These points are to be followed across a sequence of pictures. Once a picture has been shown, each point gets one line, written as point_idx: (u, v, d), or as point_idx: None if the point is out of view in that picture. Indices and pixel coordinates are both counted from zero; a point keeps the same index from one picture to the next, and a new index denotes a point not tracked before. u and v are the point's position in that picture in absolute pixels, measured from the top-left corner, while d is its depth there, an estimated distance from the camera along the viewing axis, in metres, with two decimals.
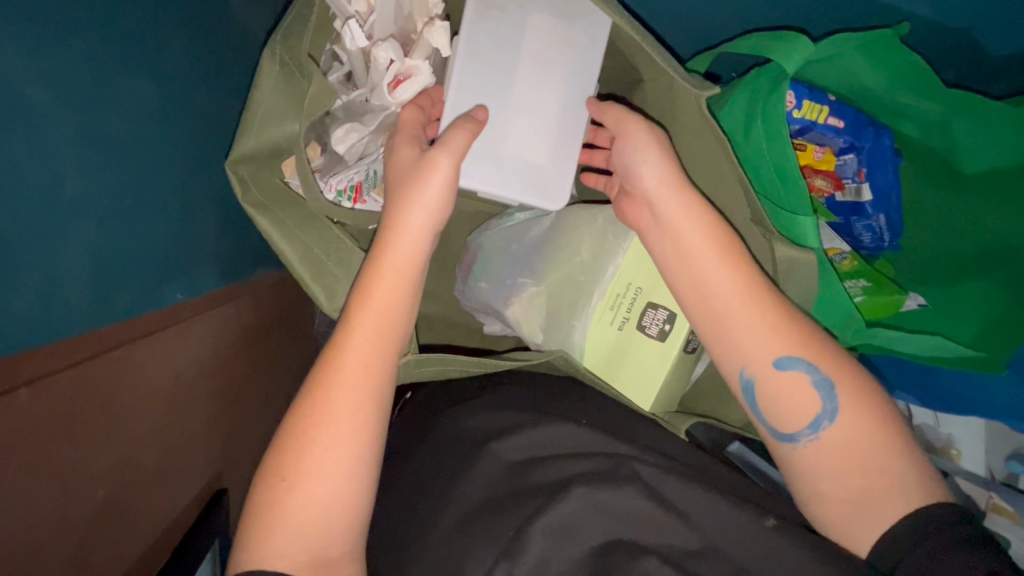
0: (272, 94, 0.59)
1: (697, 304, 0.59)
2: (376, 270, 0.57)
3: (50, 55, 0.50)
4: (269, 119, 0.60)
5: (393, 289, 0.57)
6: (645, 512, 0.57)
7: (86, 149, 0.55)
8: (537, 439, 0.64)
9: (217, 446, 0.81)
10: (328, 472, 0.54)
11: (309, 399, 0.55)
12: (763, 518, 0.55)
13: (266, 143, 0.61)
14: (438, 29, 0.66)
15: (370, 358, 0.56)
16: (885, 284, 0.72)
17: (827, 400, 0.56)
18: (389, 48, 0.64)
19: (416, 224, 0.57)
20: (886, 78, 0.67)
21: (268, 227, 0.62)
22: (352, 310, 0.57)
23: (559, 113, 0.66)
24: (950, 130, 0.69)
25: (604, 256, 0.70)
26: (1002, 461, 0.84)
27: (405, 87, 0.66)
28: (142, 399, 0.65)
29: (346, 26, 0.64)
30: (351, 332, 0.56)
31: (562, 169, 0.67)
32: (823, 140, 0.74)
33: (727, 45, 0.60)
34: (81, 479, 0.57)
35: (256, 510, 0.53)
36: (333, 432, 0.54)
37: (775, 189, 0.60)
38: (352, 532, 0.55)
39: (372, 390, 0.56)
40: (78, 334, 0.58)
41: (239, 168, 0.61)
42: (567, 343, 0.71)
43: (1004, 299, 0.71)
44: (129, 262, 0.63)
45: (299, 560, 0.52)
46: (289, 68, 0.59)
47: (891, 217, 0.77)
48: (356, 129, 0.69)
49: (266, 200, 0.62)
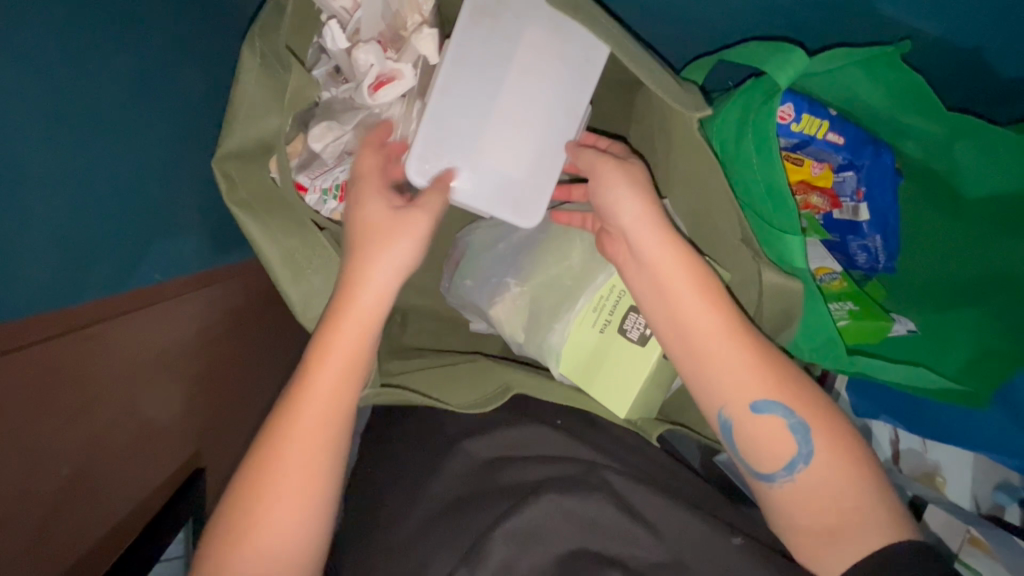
0: (254, 86, 0.57)
1: (676, 318, 0.58)
2: (349, 292, 0.57)
3: (15, 35, 0.50)
4: (254, 112, 0.58)
5: (374, 304, 0.57)
6: (608, 523, 0.56)
7: (49, 127, 0.55)
8: (510, 439, 0.64)
9: (197, 424, 0.82)
10: (300, 470, 0.54)
11: (290, 400, 0.56)
12: (730, 536, 0.55)
13: (251, 138, 0.58)
14: (426, 36, 0.65)
15: (349, 367, 0.56)
16: (873, 309, 0.70)
17: (803, 443, 0.55)
18: (370, 51, 0.64)
19: (391, 259, 0.58)
20: (886, 96, 0.65)
21: (250, 226, 0.59)
22: (332, 328, 0.56)
23: (545, 125, 0.65)
24: (952, 151, 0.67)
25: (593, 262, 0.68)
26: (989, 491, 0.83)
27: (387, 90, 0.65)
28: (113, 378, 0.65)
29: (329, 26, 0.64)
30: (329, 342, 0.56)
31: (540, 184, 0.66)
32: (821, 155, 0.72)
33: (725, 51, 0.58)
34: (40, 454, 0.57)
35: (231, 505, 0.54)
36: (306, 432, 0.55)
37: (763, 206, 0.58)
38: (315, 528, 0.55)
39: (348, 393, 0.57)
40: (46, 312, 0.58)
41: (225, 166, 0.58)
42: (543, 345, 0.68)
43: (994, 330, 0.70)
44: (102, 241, 0.63)
45: (274, 555, 0.53)
46: (269, 61, 0.57)
47: (888, 238, 0.74)
48: (335, 128, 0.68)
49: (251, 201, 0.60)
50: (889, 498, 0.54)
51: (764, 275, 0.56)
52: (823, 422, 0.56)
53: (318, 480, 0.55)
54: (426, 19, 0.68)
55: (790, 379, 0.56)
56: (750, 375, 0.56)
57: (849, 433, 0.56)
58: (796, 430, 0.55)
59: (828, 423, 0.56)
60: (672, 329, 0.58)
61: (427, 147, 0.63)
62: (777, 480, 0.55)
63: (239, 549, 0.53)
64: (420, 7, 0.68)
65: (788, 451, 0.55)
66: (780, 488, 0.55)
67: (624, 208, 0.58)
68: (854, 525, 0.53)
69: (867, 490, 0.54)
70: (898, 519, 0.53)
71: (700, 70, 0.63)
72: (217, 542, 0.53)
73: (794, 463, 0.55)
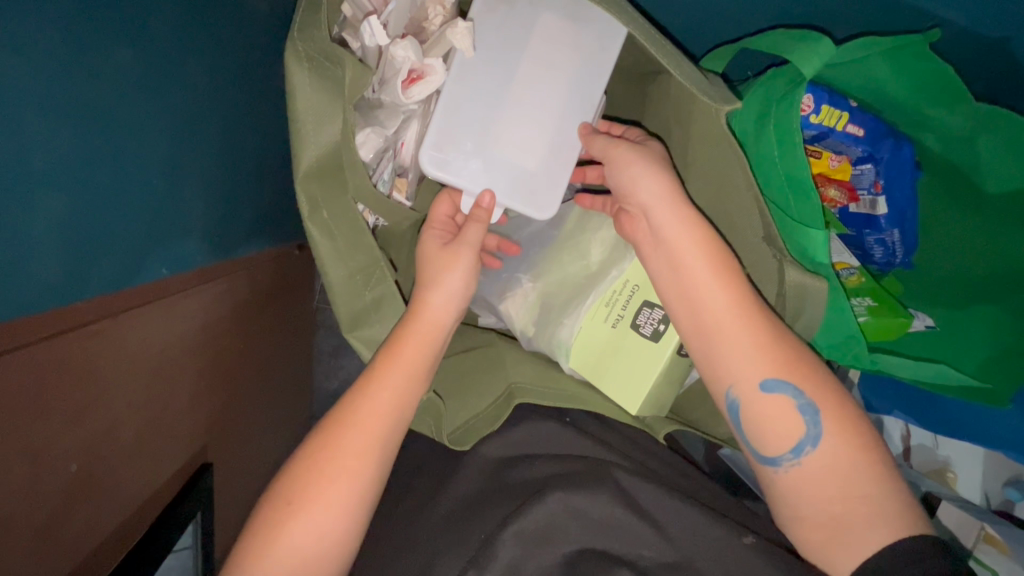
0: (313, 93, 0.55)
1: (700, 310, 0.56)
2: (416, 306, 0.59)
3: (20, 19, 0.48)
4: (321, 122, 0.56)
5: (441, 322, 0.60)
6: (616, 523, 0.55)
7: (54, 117, 0.53)
8: (520, 437, 0.64)
9: (203, 422, 0.81)
10: (355, 461, 0.55)
11: (359, 392, 0.57)
12: (742, 535, 0.54)
13: (324, 151, 0.56)
14: (462, 29, 0.60)
15: (415, 378, 0.58)
16: (891, 304, 0.69)
17: (810, 425, 0.54)
18: (408, 47, 0.61)
19: (450, 281, 0.61)
20: (911, 86, 0.63)
21: (322, 247, 0.59)
22: (407, 328, 0.58)
23: (562, 116, 0.63)
24: (975, 145, 0.65)
25: (612, 255, 0.67)
26: (1000, 487, 0.82)
27: (420, 87, 0.63)
28: (123, 373, 0.64)
29: (367, 22, 0.61)
30: (402, 339, 0.58)
31: (554, 177, 0.64)
32: (839, 148, 0.71)
33: (746, 42, 0.56)
34: (49, 451, 0.56)
35: (272, 495, 0.55)
36: (366, 429, 0.56)
37: (784, 198, 0.57)
38: (358, 517, 0.56)
39: (408, 400, 0.58)
40: (55, 309, 0.57)
41: (310, 187, 0.57)
42: (554, 339, 0.67)
43: (1009, 327, 0.69)
44: (106, 235, 0.61)
45: (316, 544, 0.53)
46: (317, 61, 0.54)
47: (905, 232, 0.73)
48: (377, 130, 0.65)
49: (332, 222, 0.59)
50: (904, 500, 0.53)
51: (786, 272, 0.55)
52: (836, 417, 0.54)
53: (363, 481, 0.55)
54: (450, 12, 0.66)
55: (806, 375, 0.55)
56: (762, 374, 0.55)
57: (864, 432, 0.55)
58: (804, 412, 0.54)
59: (843, 423, 0.54)
60: (692, 321, 0.57)
61: (439, 138, 0.63)
62: (781, 464, 0.54)
63: (276, 545, 0.52)
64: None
65: (795, 431, 0.54)
66: (785, 473, 0.54)
67: (642, 187, 0.57)
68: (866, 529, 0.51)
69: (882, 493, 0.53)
70: (916, 518, 0.51)
71: (720, 60, 0.61)
72: (254, 538, 0.53)
73: (797, 444, 0.54)
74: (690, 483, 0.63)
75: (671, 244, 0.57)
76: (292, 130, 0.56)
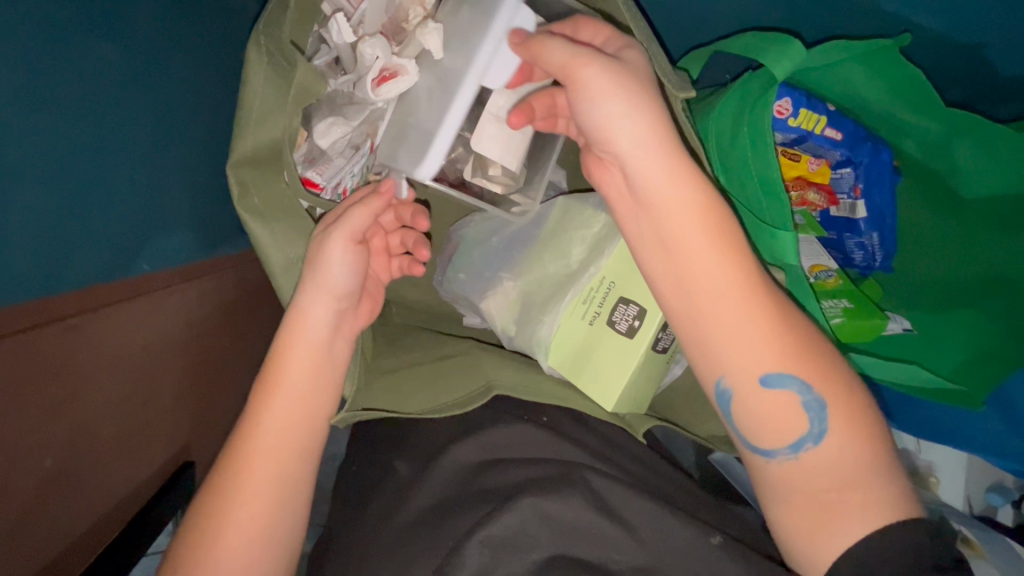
0: (262, 89, 0.56)
1: (687, 312, 0.54)
2: (295, 312, 0.57)
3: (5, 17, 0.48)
4: (264, 116, 0.57)
5: (324, 319, 0.58)
6: (590, 526, 0.55)
7: (38, 113, 0.53)
8: (490, 440, 0.63)
9: (184, 421, 0.80)
10: (275, 464, 0.56)
11: (260, 400, 0.57)
12: (710, 536, 0.54)
13: (263, 144, 0.57)
14: (430, 30, 0.61)
15: (319, 377, 0.58)
16: (868, 306, 0.69)
17: (815, 423, 0.51)
18: (376, 45, 0.62)
19: (326, 274, 0.57)
20: (888, 92, 0.64)
21: (259, 233, 0.58)
22: (290, 332, 0.57)
23: (450, 69, 0.61)
24: (952, 152, 0.66)
25: (591, 254, 0.66)
26: (980, 493, 0.82)
27: (390, 86, 0.62)
28: (99, 371, 0.64)
29: (335, 20, 0.61)
30: (289, 348, 0.57)
31: (430, 130, 0.61)
32: (818, 151, 0.72)
33: (722, 42, 0.57)
34: (19, 450, 0.56)
35: (218, 493, 0.55)
36: (275, 434, 0.56)
37: (756, 200, 0.57)
38: (290, 516, 0.57)
39: (314, 402, 0.58)
40: (31, 301, 0.57)
41: (241, 172, 0.57)
42: (534, 336, 0.67)
43: (993, 330, 0.69)
44: (86, 230, 0.61)
45: (256, 541, 0.55)
46: (274, 59, 0.55)
47: (885, 236, 0.74)
48: (339, 122, 0.66)
49: (263, 207, 0.58)
50: None
51: None
52: None
53: (289, 478, 0.57)
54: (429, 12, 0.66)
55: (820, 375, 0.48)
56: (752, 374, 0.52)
57: None
58: (810, 409, 0.51)
59: None
60: (691, 315, 0.54)
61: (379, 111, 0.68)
62: (777, 457, 0.52)
63: (219, 544, 0.54)
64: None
65: (797, 429, 0.51)
66: (779, 464, 0.52)
67: (623, 146, 0.51)
68: None
69: None
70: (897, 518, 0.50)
71: (699, 61, 0.62)
72: (201, 537, 0.54)
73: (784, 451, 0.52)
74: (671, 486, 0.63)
75: (661, 224, 0.53)
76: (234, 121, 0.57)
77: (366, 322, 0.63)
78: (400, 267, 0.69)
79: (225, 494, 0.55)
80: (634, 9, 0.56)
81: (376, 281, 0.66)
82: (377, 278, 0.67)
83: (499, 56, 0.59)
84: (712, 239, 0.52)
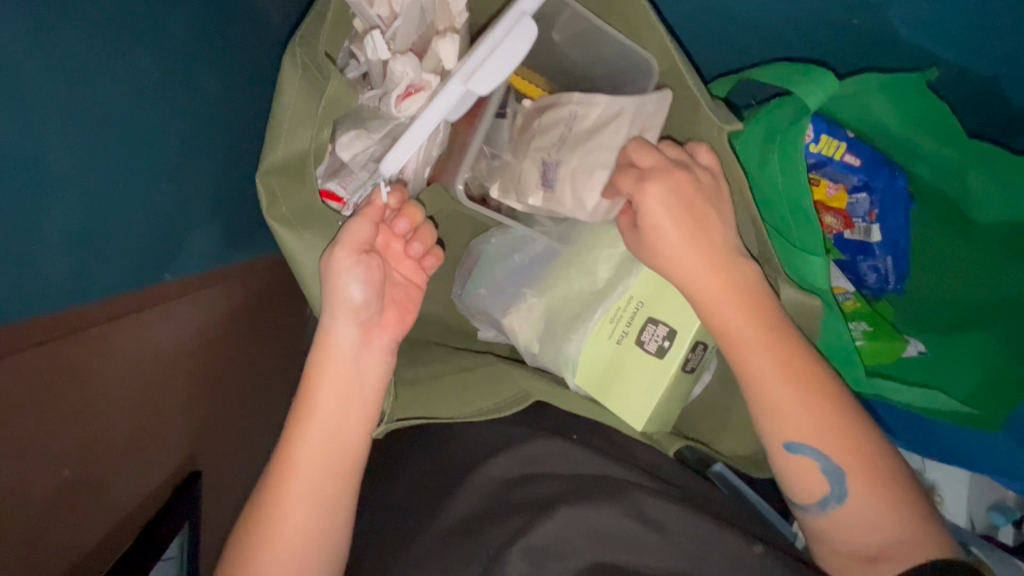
0: (295, 101, 0.54)
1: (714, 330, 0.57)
2: (326, 327, 0.57)
3: (42, 30, 0.49)
4: (297, 126, 0.55)
5: (349, 336, 0.57)
6: (625, 533, 0.56)
7: (72, 123, 0.53)
8: (525, 453, 0.64)
9: (198, 428, 0.79)
10: (313, 475, 0.56)
11: (299, 412, 0.58)
12: (753, 544, 0.54)
13: (295, 153, 0.55)
14: (448, 41, 0.60)
15: (350, 395, 0.58)
16: (885, 329, 0.72)
17: (834, 486, 0.54)
18: (407, 62, 0.59)
19: (347, 290, 0.56)
20: (907, 122, 0.66)
21: (289, 245, 0.56)
22: (321, 349, 0.57)
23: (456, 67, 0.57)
24: (966, 178, 0.68)
25: (619, 272, 0.67)
26: (984, 512, 0.83)
27: (413, 101, 0.60)
28: (117, 376, 0.63)
29: (370, 36, 0.58)
30: (319, 365, 0.57)
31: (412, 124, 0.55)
32: (836, 176, 0.72)
33: (751, 71, 0.58)
34: (41, 457, 0.55)
35: (262, 501, 0.56)
36: (314, 443, 0.57)
37: (786, 225, 0.59)
38: (333, 527, 0.57)
39: (351, 414, 0.58)
40: (57, 313, 0.56)
41: (269, 180, 0.55)
42: (559, 353, 0.67)
43: (1000, 354, 0.71)
44: (113, 238, 0.60)
45: (296, 548, 0.55)
46: (310, 70, 0.54)
47: (898, 260, 0.75)
48: (363, 136, 0.62)
49: (292, 216, 0.56)
50: (919, 518, 0.53)
51: (783, 291, 0.58)
52: (848, 438, 0.54)
53: (326, 489, 0.57)
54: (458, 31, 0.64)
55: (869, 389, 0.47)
56: (784, 385, 0.55)
57: (879, 451, 0.55)
58: (829, 475, 0.54)
59: (859, 445, 0.54)
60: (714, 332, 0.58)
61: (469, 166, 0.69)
62: (813, 511, 0.56)
63: (259, 554, 0.54)
64: (452, 19, 0.64)
65: (820, 489, 0.55)
66: (816, 519, 0.56)
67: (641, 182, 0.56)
68: (875, 537, 0.53)
69: (897, 514, 0.53)
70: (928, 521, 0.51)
71: (723, 88, 0.63)
72: (243, 544, 0.55)
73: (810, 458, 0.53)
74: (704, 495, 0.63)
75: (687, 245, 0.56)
76: (266, 129, 0.55)
77: (399, 332, 0.61)
78: (429, 267, 0.64)
79: (268, 502, 0.56)
80: (682, 52, 0.59)
81: (403, 286, 0.62)
82: (403, 281, 0.62)
83: (493, 57, 0.52)
84: (725, 269, 0.56)
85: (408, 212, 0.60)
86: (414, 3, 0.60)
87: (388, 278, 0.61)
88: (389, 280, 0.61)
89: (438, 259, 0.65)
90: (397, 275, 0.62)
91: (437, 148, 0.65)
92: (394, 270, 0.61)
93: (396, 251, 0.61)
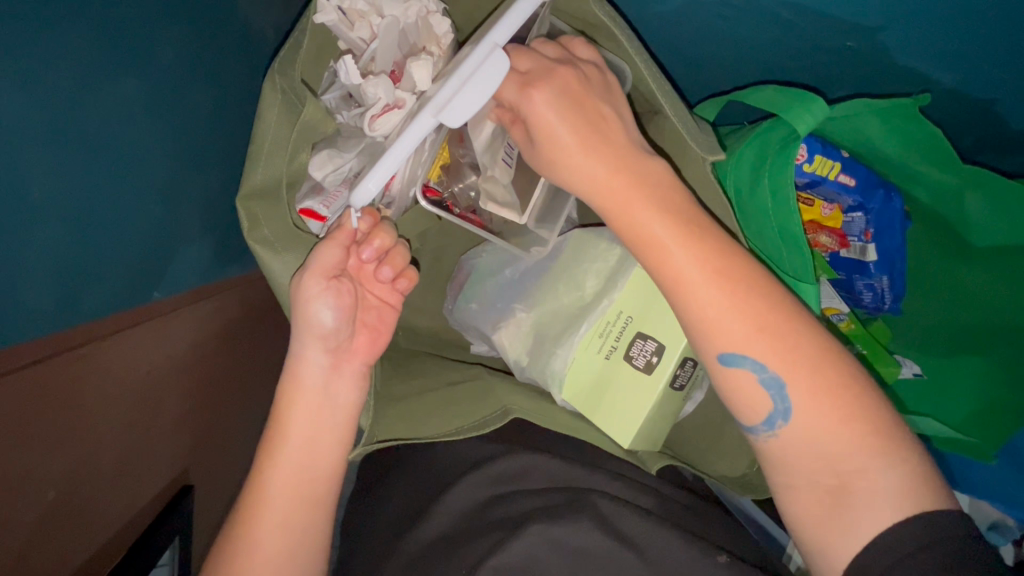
0: (274, 126, 0.55)
1: None
2: (302, 352, 0.57)
3: (29, 62, 0.49)
4: (274, 150, 0.56)
5: (319, 364, 0.57)
6: (596, 549, 0.55)
7: (54, 148, 0.53)
8: (502, 469, 0.63)
9: (188, 443, 0.79)
10: (290, 492, 0.56)
11: (275, 432, 0.58)
12: (717, 554, 0.54)
13: (273, 177, 0.56)
14: (422, 64, 0.59)
15: (323, 422, 0.58)
16: (882, 352, 0.74)
17: (777, 400, 0.47)
18: (379, 84, 0.58)
19: (320, 315, 0.55)
20: (902, 147, 0.65)
21: (272, 267, 0.56)
22: (290, 369, 0.58)
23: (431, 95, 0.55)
24: (962, 200, 0.66)
25: (606, 286, 0.66)
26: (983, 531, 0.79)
27: (387, 120, 0.59)
28: (107, 397, 0.63)
29: (342, 61, 0.58)
30: (295, 385, 0.57)
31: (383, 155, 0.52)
32: (830, 196, 0.72)
33: (739, 93, 0.58)
34: (26, 483, 0.54)
35: (241, 520, 0.56)
36: (291, 462, 0.57)
37: (775, 246, 0.58)
38: (310, 544, 0.58)
39: (324, 427, 0.58)
40: (46, 334, 0.56)
41: (249, 205, 0.55)
42: (547, 369, 0.66)
43: (998, 381, 0.71)
44: (97, 263, 0.60)
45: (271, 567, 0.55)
46: (289, 96, 0.55)
47: (894, 279, 0.74)
48: (336, 155, 0.61)
49: (274, 239, 0.56)
50: None
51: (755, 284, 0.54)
52: None
53: (300, 505, 0.57)
54: (444, 52, 0.63)
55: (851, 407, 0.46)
56: None
57: None
58: (770, 386, 0.47)
59: None
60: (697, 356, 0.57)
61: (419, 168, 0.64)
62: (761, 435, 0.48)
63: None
64: (438, 39, 0.63)
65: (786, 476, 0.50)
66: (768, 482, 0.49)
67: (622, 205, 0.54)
68: None
69: None
70: None
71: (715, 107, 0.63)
72: (221, 563, 0.55)
73: (769, 392, 0.48)
74: (694, 512, 0.63)
75: None
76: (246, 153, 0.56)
77: (370, 357, 0.61)
78: (403, 289, 0.63)
79: (243, 519, 0.56)
80: (657, 70, 0.57)
81: (376, 309, 0.62)
82: (377, 304, 0.62)
83: (463, 93, 0.50)
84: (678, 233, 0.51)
85: (380, 235, 0.57)
86: (392, 26, 0.59)
87: (361, 300, 0.60)
88: (361, 303, 0.61)
89: (411, 280, 0.64)
90: (371, 297, 0.61)
91: (422, 167, 0.65)
92: (367, 292, 0.61)
93: (368, 273, 0.60)
